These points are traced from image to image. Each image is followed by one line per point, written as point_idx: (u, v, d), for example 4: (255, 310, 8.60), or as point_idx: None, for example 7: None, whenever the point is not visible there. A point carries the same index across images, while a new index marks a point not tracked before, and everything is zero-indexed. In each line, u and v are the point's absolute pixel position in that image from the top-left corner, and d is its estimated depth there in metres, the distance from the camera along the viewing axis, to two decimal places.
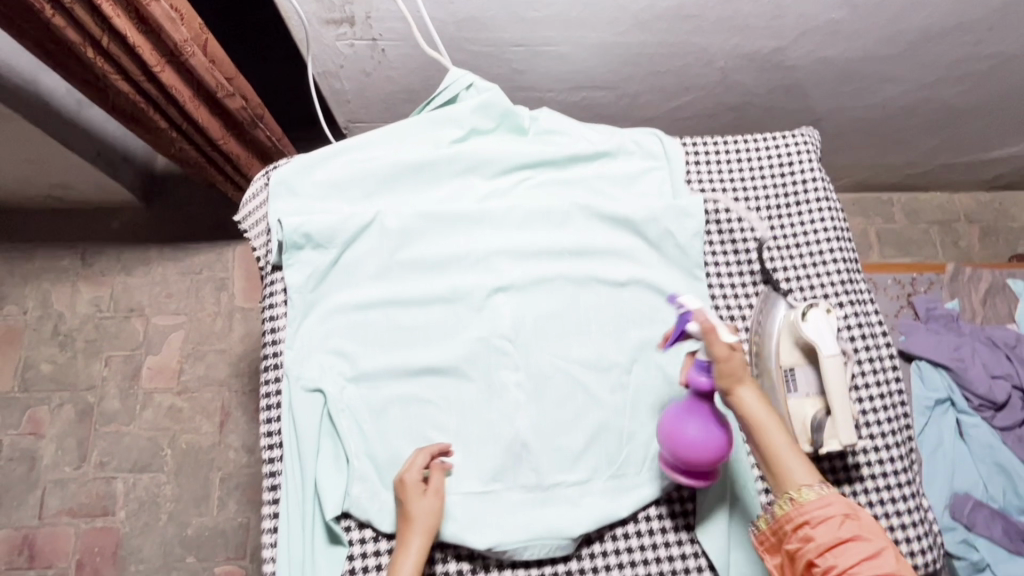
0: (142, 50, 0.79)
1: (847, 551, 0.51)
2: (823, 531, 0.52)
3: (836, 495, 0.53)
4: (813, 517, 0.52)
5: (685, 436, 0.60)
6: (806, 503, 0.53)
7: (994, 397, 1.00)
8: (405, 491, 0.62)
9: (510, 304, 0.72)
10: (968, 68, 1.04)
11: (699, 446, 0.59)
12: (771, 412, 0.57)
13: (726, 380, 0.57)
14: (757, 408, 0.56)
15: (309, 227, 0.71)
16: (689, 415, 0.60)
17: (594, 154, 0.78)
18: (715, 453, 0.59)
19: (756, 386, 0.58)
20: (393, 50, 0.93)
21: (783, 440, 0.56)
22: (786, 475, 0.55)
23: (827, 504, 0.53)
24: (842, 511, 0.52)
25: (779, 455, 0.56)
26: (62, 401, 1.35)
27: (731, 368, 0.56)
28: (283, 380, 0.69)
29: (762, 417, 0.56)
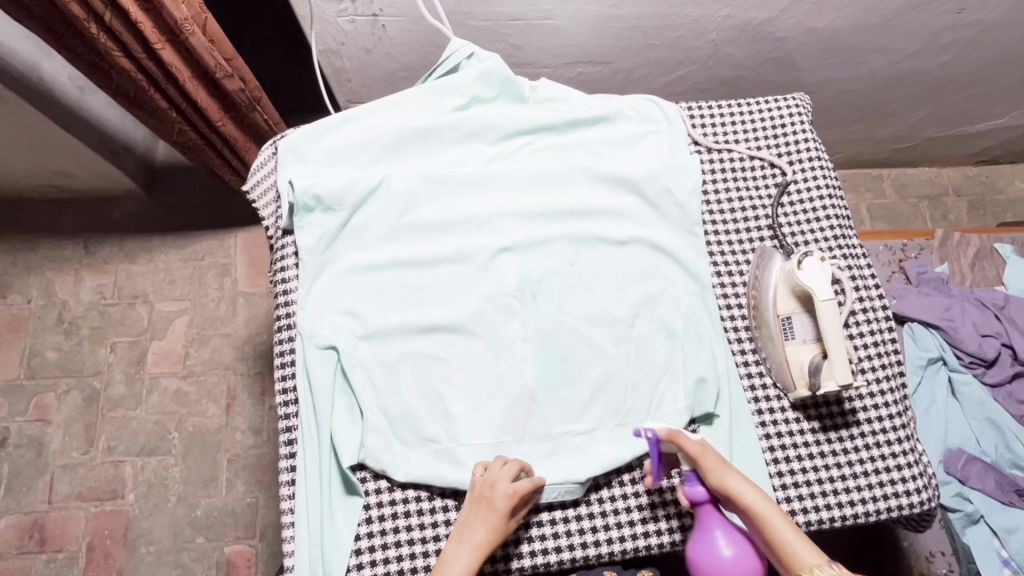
0: (144, 27, 0.80)
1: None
2: None
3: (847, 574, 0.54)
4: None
5: (721, 559, 0.60)
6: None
7: (984, 355, 1.03)
8: (485, 490, 0.61)
9: (515, 263, 0.74)
10: (952, 37, 1.07)
11: (738, 561, 0.60)
12: (766, 499, 0.59)
13: (712, 477, 0.61)
14: (750, 495, 0.59)
15: (319, 189, 0.72)
16: (710, 533, 0.61)
17: (593, 118, 0.80)
18: (749, 563, 0.60)
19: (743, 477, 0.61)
20: (392, 26, 0.94)
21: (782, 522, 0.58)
22: (795, 557, 0.56)
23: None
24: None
25: (783, 539, 0.57)
26: (68, 388, 1.36)
27: (711, 462, 0.61)
28: (297, 340, 0.71)
29: (755, 504, 0.59)
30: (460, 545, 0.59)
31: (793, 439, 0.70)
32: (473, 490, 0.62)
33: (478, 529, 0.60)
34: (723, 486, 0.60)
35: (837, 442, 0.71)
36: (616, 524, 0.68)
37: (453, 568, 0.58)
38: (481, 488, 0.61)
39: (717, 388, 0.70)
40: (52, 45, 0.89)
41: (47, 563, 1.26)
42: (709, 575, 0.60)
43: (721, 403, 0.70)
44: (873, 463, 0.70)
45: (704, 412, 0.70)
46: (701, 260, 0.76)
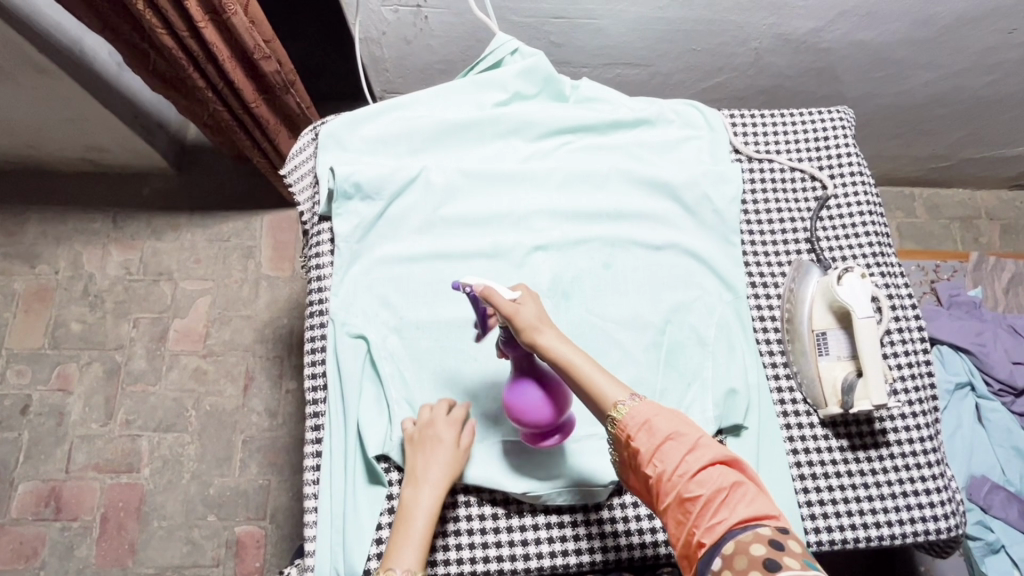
0: (190, 5, 0.80)
1: (674, 448, 0.52)
2: (646, 441, 0.53)
3: (645, 403, 0.55)
4: (639, 428, 0.53)
5: (525, 405, 0.61)
6: (627, 418, 0.54)
7: (1014, 383, 1.01)
8: (427, 429, 0.63)
9: (548, 262, 0.74)
10: (1001, 56, 1.05)
11: (541, 405, 0.61)
12: (574, 348, 0.57)
13: (525, 333, 0.58)
14: (559, 350, 0.57)
15: (359, 177, 0.72)
16: (519, 384, 0.62)
17: (634, 121, 0.80)
18: (555, 409, 0.61)
19: (556, 330, 0.59)
20: (435, 18, 0.94)
21: (590, 365, 0.57)
22: (601, 399, 0.56)
23: (653, 416, 0.54)
24: (660, 415, 0.54)
25: (591, 384, 0.56)
26: (91, 360, 1.38)
27: (524, 320, 0.58)
28: (328, 325, 0.70)
29: (565, 356, 0.57)
30: (418, 487, 0.59)
31: (821, 455, 0.69)
32: (411, 437, 0.63)
33: (433, 469, 0.60)
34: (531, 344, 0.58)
35: (866, 462, 0.69)
36: (636, 530, 0.66)
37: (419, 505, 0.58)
38: (423, 429, 0.63)
39: (747, 400, 0.69)
40: (97, 19, 0.90)
41: (62, 532, 1.28)
42: (514, 416, 0.62)
43: (751, 415, 0.69)
44: (901, 486, 0.69)
45: (733, 423, 0.68)
46: (737, 270, 0.75)
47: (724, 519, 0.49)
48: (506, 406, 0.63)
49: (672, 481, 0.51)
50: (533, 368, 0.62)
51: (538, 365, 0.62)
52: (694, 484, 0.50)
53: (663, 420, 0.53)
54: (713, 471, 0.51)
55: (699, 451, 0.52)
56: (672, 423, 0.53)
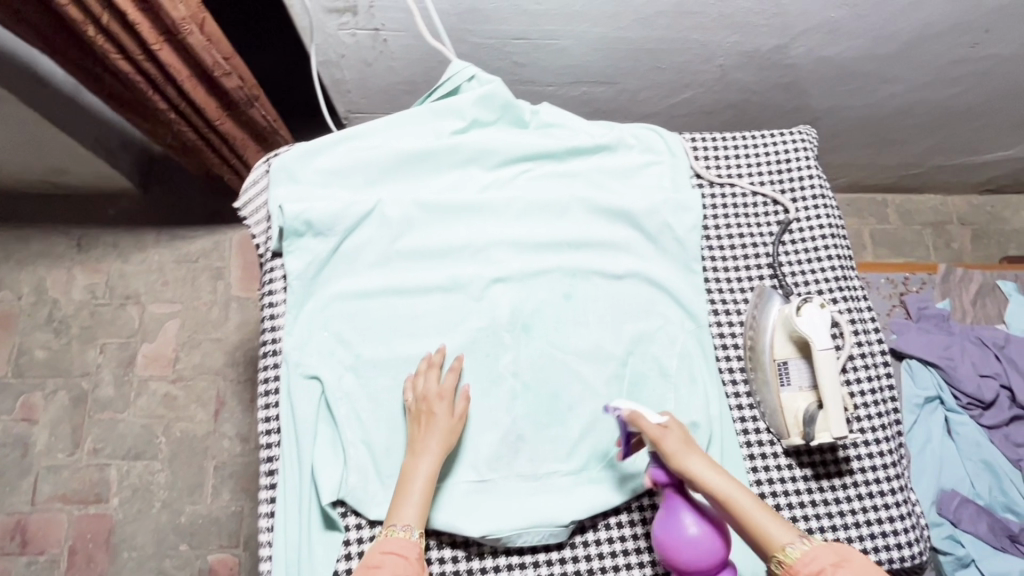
0: (143, 28, 0.76)
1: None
2: None
3: (820, 547, 0.53)
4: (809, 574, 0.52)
5: (682, 539, 0.58)
6: (795, 563, 0.53)
7: (982, 396, 1.01)
8: (423, 403, 0.65)
9: (508, 294, 0.73)
10: (965, 69, 1.05)
11: (701, 538, 0.58)
12: (729, 479, 0.58)
13: (674, 459, 0.59)
14: (712, 479, 0.58)
15: (310, 214, 0.71)
16: (673, 515, 0.60)
17: (594, 147, 0.79)
18: (714, 542, 0.58)
19: (708, 458, 0.60)
20: (394, 40, 0.92)
21: (749, 498, 0.57)
22: (766, 538, 0.55)
23: (825, 561, 0.52)
24: (832, 560, 0.52)
25: (753, 522, 0.56)
26: (56, 388, 1.35)
27: (671, 445, 0.60)
28: (281, 366, 0.69)
29: (720, 488, 0.57)
30: (418, 455, 0.62)
31: (785, 486, 0.69)
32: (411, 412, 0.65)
33: (431, 439, 0.63)
34: (684, 469, 0.59)
35: (830, 491, 0.69)
36: (627, 565, 0.66)
37: (417, 473, 0.61)
38: (420, 402, 0.65)
39: (709, 433, 0.68)
40: (40, 37, 0.84)
41: (28, 566, 1.25)
42: (667, 551, 0.59)
43: (713, 449, 0.68)
44: (865, 514, 0.69)
45: None
46: (698, 298, 0.74)
47: None
48: (660, 546, 0.60)
49: None
50: (684, 497, 0.61)
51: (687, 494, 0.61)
52: None
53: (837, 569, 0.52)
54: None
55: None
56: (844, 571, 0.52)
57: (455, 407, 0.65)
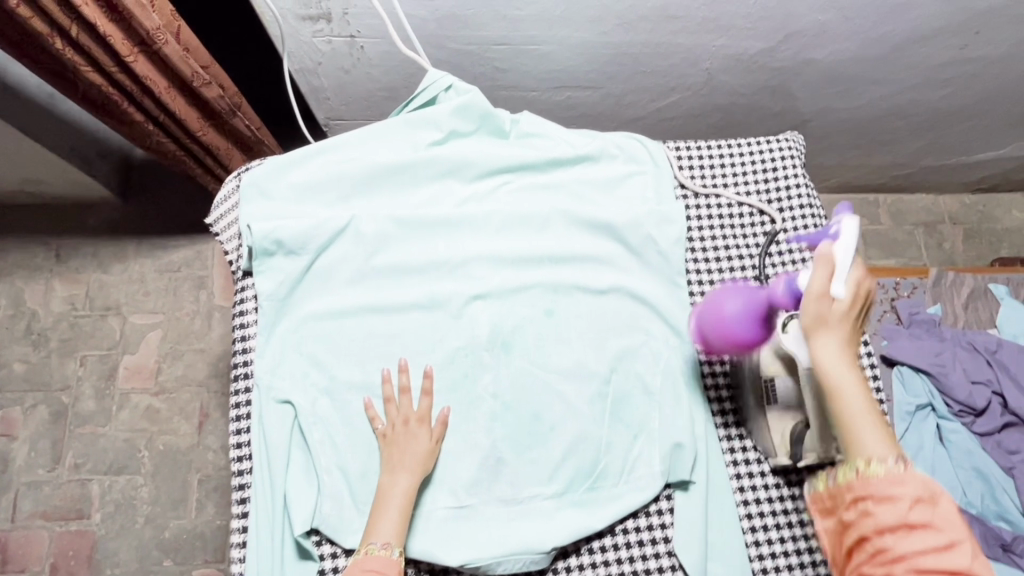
0: (113, 39, 0.73)
1: (906, 539, 0.44)
2: (885, 510, 0.45)
3: (915, 475, 0.45)
4: (876, 492, 0.45)
5: (743, 339, 0.60)
6: (873, 477, 0.46)
7: (974, 403, 1.00)
8: (400, 425, 0.64)
9: (487, 312, 0.71)
10: (956, 70, 1.03)
11: (749, 345, 0.61)
12: (851, 370, 0.49)
13: (810, 319, 0.51)
14: (831, 361, 0.50)
15: (280, 233, 0.68)
16: (754, 318, 0.60)
17: (575, 157, 0.77)
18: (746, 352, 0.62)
19: (847, 338, 0.50)
20: (371, 47, 0.90)
21: (859, 400, 0.49)
22: (854, 437, 0.48)
23: (896, 491, 0.44)
24: (914, 494, 0.44)
25: (847, 418, 0.49)
26: (35, 402, 1.32)
27: (823, 310, 0.50)
28: (253, 391, 0.67)
29: (834, 373, 0.49)
30: (395, 473, 0.62)
31: (772, 505, 0.67)
32: (385, 436, 0.64)
33: (409, 458, 0.62)
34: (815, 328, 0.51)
35: None
36: None
37: (395, 493, 0.61)
38: (396, 422, 0.64)
39: (695, 453, 0.66)
40: (12, 53, 0.79)
41: None
42: (724, 325, 0.60)
43: (699, 469, 0.66)
44: None
45: (680, 478, 0.66)
46: (683, 312, 0.72)
47: None
48: (723, 315, 0.60)
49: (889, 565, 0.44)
50: (772, 318, 0.60)
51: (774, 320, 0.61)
52: None
53: (920, 508, 0.44)
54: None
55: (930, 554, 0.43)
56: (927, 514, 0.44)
57: (432, 427, 0.65)
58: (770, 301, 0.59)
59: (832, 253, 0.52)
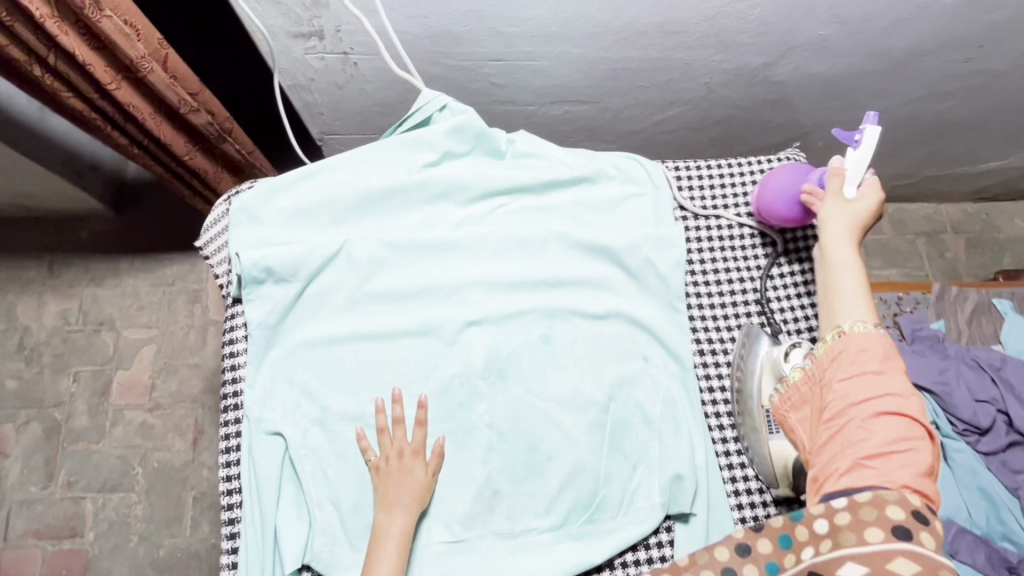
0: (95, 69, 0.70)
1: (869, 389, 0.55)
2: (859, 361, 0.56)
3: (882, 338, 0.57)
4: (854, 347, 0.57)
5: (780, 205, 0.71)
6: (854, 335, 0.58)
7: (978, 423, 0.98)
8: (394, 460, 0.62)
9: (482, 338, 0.69)
10: (959, 83, 1.02)
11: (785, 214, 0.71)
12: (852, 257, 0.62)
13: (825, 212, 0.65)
14: (836, 245, 0.63)
15: (270, 261, 0.67)
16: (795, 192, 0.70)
17: (572, 179, 0.75)
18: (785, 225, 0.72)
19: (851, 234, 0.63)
20: (365, 63, 0.88)
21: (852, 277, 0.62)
22: (841, 303, 0.61)
23: (868, 351, 0.56)
24: (882, 351, 0.56)
25: (838, 288, 0.61)
26: (28, 419, 1.31)
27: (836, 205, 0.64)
28: (243, 422, 0.65)
29: (837, 253, 0.63)
30: (391, 511, 0.60)
31: None
32: (378, 469, 0.62)
33: (403, 493, 0.61)
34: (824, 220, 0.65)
35: None
36: None
37: (390, 531, 0.59)
38: (389, 455, 0.63)
39: (695, 485, 0.65)
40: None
41: None
42: (769, 193, 0.71)
43: (699, 501, 0.65)
44: None
45: (680, 511, 0.65)
46: (683, 339, 0.71)
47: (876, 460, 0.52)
48: (772, 188, 0.71)
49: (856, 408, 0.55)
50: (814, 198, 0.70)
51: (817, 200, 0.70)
52: (879, 425, 0.53)
53: (882, 363, 0.56)
54: (885, 425, 0.53)
55: (885, 401, 0.54)
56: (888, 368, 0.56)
57: (427, 461, 0.63)
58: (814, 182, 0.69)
59: (843, 169, 0.66)
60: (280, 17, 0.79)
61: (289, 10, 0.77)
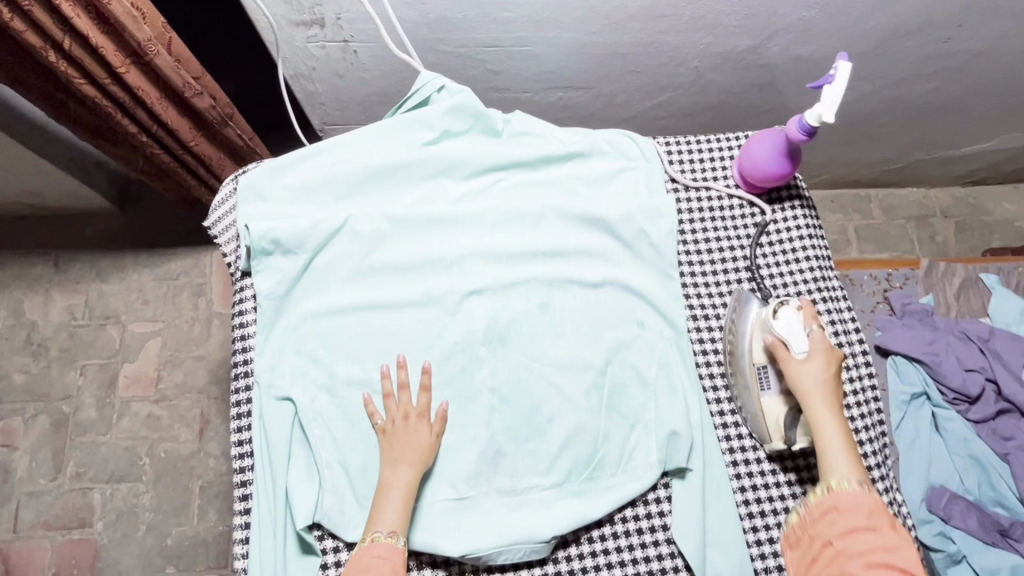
0: (106, 52, 0.73)
1: (863, 540, 0.56)
2: (849, 516, 0.57)
3: (869, 492, 0.58)
4: (842, 503, 0.57)
5: (756, 160, 0.75)
6: (841, 492, 0.58)
7: (967, 391, 1.01)
8: (400, 421, 0.65)
9: (483, 307, 0.72)
10: (939, 64, 1.05)
11: (761, 166, 0.75)
12: (835, 419, 0.61)
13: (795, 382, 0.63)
14: (819, 414, 0.61)
15: (278, 233, 0.70)
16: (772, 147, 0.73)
17: (567, 154, 0.78)
18: (762, 178, 0.76)
19: (826, 395, 0.62)
20: (365, 52, 0.91)
21: (838, 443, 0.60)
22: (828, 464, 0.60)
23: (854, 505, 0.57)
24: (869, 505, 0.57)
25: (825, 453, 0.60)
26: (36, 412, 1.33)
27: (801, 378, 0.63)
28: (254, 388, 0.68)
29: (820, 421, 0.61)
30: (396, 466, 0.62)
31: (769, 492, 0.68)
32: (384, 431, 0.65)
33: (409, 451, 0.63)
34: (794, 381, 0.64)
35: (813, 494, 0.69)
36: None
37: (394, 488, 0.61)
38: (394, 416, 0.65)
39: (690, 440, 0.67)
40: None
41: None
42: (748, 149, 0.76)
43: (695, 456, 0.67)
44: None
45: (676, 466, 0.67)
46: (676, 305, 0.73)
47: None
48: (753, 143, 0.75)
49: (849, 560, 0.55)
50: (790, 150, 0.73)
51: (793, 152, 0.73)
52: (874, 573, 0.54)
53: (866, 511, 0.57)
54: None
55: (879, 548, 0.55)
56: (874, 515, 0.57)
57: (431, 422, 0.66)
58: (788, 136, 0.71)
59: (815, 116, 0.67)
60: (283, 7, 0.82)
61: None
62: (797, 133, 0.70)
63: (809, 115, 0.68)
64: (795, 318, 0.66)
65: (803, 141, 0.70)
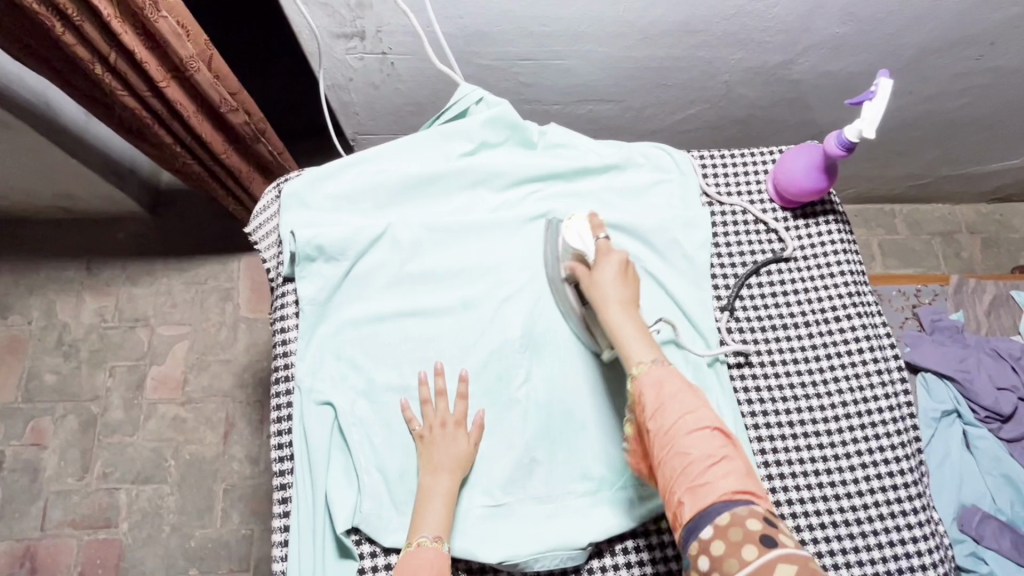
0: (149, 66, 0.75)
1: (671, 412, 0.54)
2: (653, 396, 0.56)
3: (667, 368, 0.57)
4: (646, 387, 0.56)
5: (791, 175, 0.75)
6: (642, 376, 0.57)
7: (1000, 409, 1.01)
8: (438, 428, 0.65)
9: (519, 313, 0.72)
10: (972, 80, 1.05)
11: (797, 180, 0.75)
12: (632, 316, 0.60)
13: (590, 283, 0.63)
14: (617, 317, 0.60)
15: (321, 239, 0.71)
16: (808, 162, 0.74)
17: (603, 166, 0.79)
18: (796, 193, 0.76)
19: (624, 294, 0.61)
20: (402, 63, 0.93)
21: (634, 332, 0.59)
22: (628, 355, 0.59)
23: (658, 383, 0.56)
24: (672, 381, 0.56)
25: (625, 343, 0.59)
26: (66, 412, 1.35)
27: (594, 276, 0.63)
28: (294, 392, 0.69)
29: (614, 320, 0.60)
30: (436, 474, 0.63)
31: (805, 506, 0.68)
32: (422, 437, 0.65)
33: (446, 458, 0.64)
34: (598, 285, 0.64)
35: (850, 511, 0.68)
36: None
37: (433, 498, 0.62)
38: (431, 423, 0.66)
39: None
40: (51, 80, 0.84)
41: None
42: (783, 164, 0.77)
43: None
44: (887, 535, 0.67)
45: None
46: (708, 316, 0.74)
47: (718, 499, 0.50)
48: (789, 157, 0.76)
49: (667, 437, 0.54)
50: (827, 166, 0.73)
51: (830, 167, 0.73)
52: (687, 442, 0.53)
53: (672, 384, 0.56)
54: (704, 445, 0.52)
55: (693, 420, 0.54)
56: (681, 387, 0.56)
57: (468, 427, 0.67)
58: (825, 150, 0.72)
59: (855, 130, 0.68)
60: (326, 19, 0.84)
61: (335, 11, 0.82)
62: (834, 149, 0.70)
63: (848, 131, 0.68)
64: (584, 229, 0.66)
65: (840, 158, 0.70)
